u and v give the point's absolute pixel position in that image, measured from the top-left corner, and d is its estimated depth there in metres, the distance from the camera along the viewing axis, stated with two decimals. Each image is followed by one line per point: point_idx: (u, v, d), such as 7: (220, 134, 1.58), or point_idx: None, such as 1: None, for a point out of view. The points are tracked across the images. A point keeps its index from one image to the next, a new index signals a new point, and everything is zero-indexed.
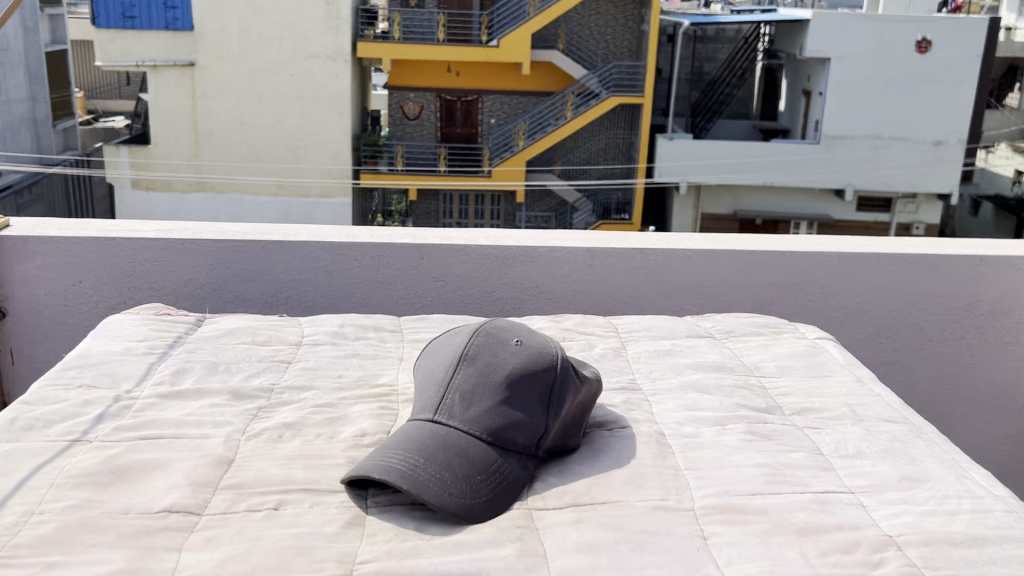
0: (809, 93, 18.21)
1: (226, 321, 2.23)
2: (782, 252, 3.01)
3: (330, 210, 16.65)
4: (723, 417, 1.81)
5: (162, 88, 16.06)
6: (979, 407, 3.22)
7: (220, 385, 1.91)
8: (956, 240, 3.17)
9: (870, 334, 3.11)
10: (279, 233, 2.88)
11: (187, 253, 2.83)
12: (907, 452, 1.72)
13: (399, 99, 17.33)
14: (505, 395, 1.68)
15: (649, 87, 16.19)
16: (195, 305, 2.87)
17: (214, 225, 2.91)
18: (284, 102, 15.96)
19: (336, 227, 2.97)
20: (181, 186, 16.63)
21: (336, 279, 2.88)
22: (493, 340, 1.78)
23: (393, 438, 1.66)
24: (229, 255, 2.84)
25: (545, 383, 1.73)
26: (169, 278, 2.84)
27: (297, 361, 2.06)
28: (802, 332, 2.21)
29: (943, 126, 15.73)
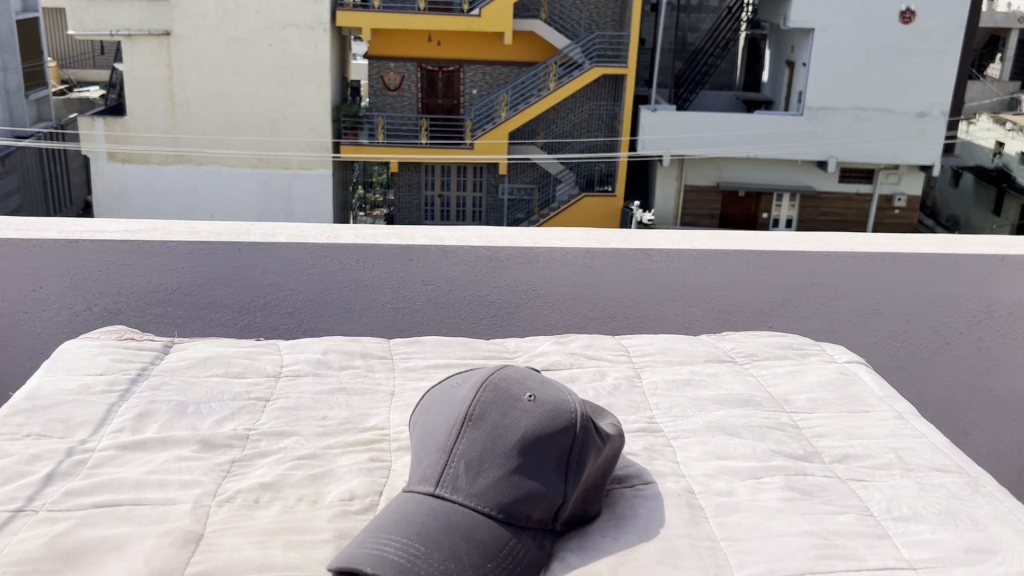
0: (792, 65, 18.03)
1: (196, 347, 2.09)
2: (794, 252, 2.83)
3: (311, 181, 16.38)
4: (757, 468, 1.74)
5: (137, 58, 15.65)
6: (996, 412, 3.07)
7: (187, 434, 1.75)
8: (975, 239, 2.99)
9: (883, 338, 2.95)
10: (255, 235, 2.67)
11: (155, 256, 2.61)
12: (967, 512, 1.61)
13: (379, 69, 17.01)
14: (517, 464, 1.53)
15: (632, 57, 15.75)
16: (166, 312, 2.66)
17: (185, 225, 2.70)
18: (262, 72, 15.61)
19: (318, 227, 2.76)
20: (159, 158, 16.34)
21: (318, 285, 2.69)
22: (503, 396, 1.62)
23: (390, 513, 1.51)
24: (202, 260, 2.63)
25: (561, 445, 1.58)
26: (137, 283, 2.62)
27: (275, 399, 1.91)
28: (829, 353, 2.17)
29: (927, 98, 15.58)
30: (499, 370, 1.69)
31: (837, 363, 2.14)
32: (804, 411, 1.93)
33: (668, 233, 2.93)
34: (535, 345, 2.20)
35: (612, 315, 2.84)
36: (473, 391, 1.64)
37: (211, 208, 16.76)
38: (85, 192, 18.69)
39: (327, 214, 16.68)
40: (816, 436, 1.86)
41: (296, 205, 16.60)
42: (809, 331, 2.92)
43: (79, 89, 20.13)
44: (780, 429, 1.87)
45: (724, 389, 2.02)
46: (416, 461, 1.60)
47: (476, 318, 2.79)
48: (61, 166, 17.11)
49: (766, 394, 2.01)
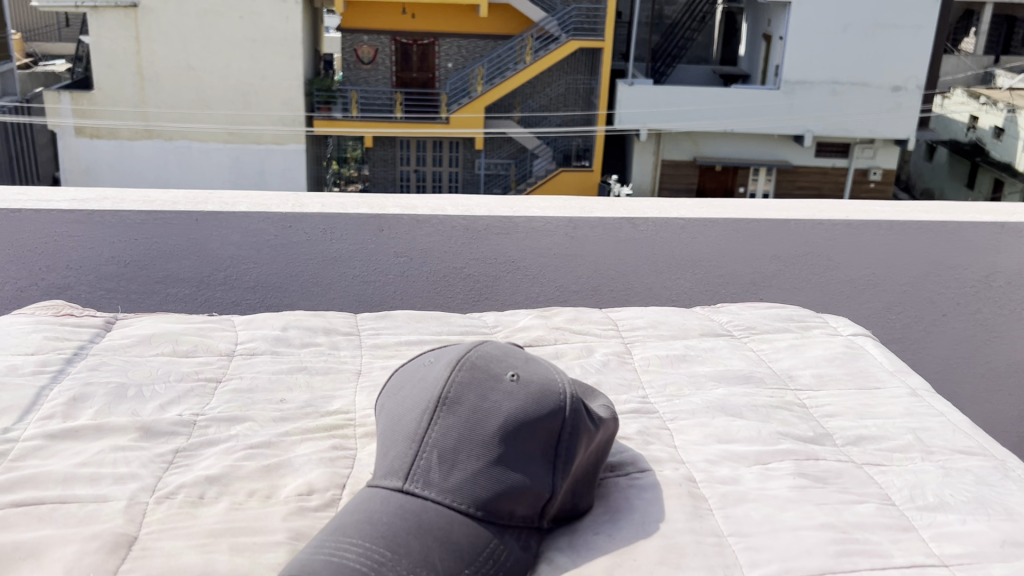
0: (769, 38, 17.91)
1: (139, 325, 1.94)
2: (786, 220, 2.69)
3: (284, 156, 16.13)
4: (764, 454, 1.62)
5: (103, 30, 15.22)
6: (994, 386, 2.96)
7: (126, 420, 1.59)
8: (975, 206, 2.87)
9: (879, 308, 2.82)
10: (214, 203, 2.50)
11: (105, 227, 2.43)
12: (1000, 502, 1.49)
13: (353, 42, 16.72)
14: (498, 453, 1.39)
15: (609, 30, 15.55)
16: (119, 286, 2.49)
17: (139, 193, 2.52)
18: (232, 45, 15.28)
19: (282, 195, 2.59)
20: (128, 134, 15.98)
21: (282, 257, 2.52)
22: (483, 377, 1.48)
23: (355, 511, 1.37)
24: (155, 230, 2.45)
25: (547, 431, 1.45)
26: (86, 256, 2.44)
27: (227, 381, 1.77)
28: (836, 329, 2.04)
29: (903, 71, 15.50)
30: (478, 347, 1.55)
31: (844, 336, 2.04)
32: (810, 389, 1.83)
33: (655, 201, 2.78)
34: (517, 320, 2.08)
35: (595, 286, 2.70)
36: (450, 370, 1.50)
37: (183, 184, 16.46)
38: (52, 168, 18.30)
39: (301, 189, 16.44)
40: (826, 416, 1.76)
41: (269, 180, 16.36)
42: (801, 303, 2.79)
43: (44, 63, 19.66)
44: (786, 409, 1.76)
45: (722, 365, 1.91)
46: (382, 452, 1.46)
47: (452, 290, 2.63)
48: (28, 141, 16.71)
49: (768, 370, 1.91)
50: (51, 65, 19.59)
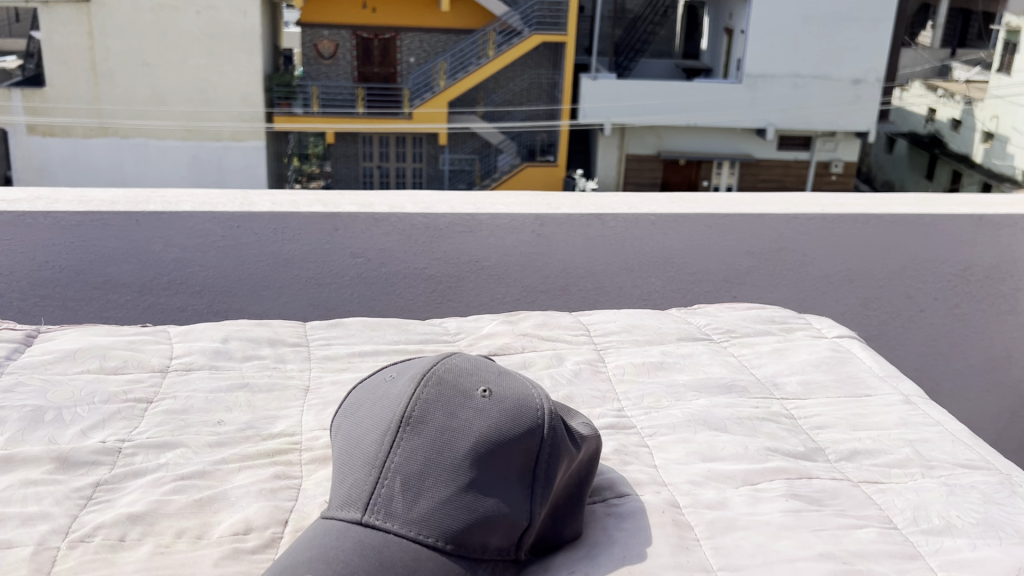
0: (730, 31, 17.95)
1: (63, 339, 1.79)
2: (760, 214, 2.59)
3: (244, 153, 15.94)
4: (751, 473, 1.51)
5: (55, 26, 14.83)
6: (972, 382, 2.89)
7: (41, 449, 1.44)
8: (951, 199, 2.79)
9: (856, 305, 2.72)
10: (156, 203, 2.34)
11: (36, 229, 2.26)
12: (1009, 521, 1.39)
13: (312, 37, 16.50)
14: (469, 478, 1.30)
15: (572, 24, 15.39)
16: (54, 293, 2.32)
17: (75, 192, 2.35)
18: (189, 41, 15.02)
19: (230, 194, 2.44)
20: (82, 131, 15.66)
21: (230, 259, 2.37)
22: (450, 394, 1.39)
23: (310, 543, 1.26)
24: (93, 231, 2.29)
25: (521, 452, 1.35)
26: (15, 260, 2.27)
27: (159, 401, 1.63)
28: (817, 334, 1.96)
29: (862, 64, 15.55)
30: (446, 362, 1.46)
31: (829, 339, 1.96)
32: (797, 398, 1.74)
33: (625, 196, 2.67)
34: (479, 326, 1.97)
35: (563, 288, 2.58)
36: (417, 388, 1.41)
37: (140, 181, 16.19)
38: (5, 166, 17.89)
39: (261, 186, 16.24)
40: (816, 428, 1.66)
41: (228, 177, 16.18)
42: (776, 303, 2.69)
43: None
44: (774, 421, 1.67)
45: (703, 373, 1.81)
46: (338, 478, 1.35)
47: (412, 293, 2.50)
48: None
49: (751, 377, 1.81)
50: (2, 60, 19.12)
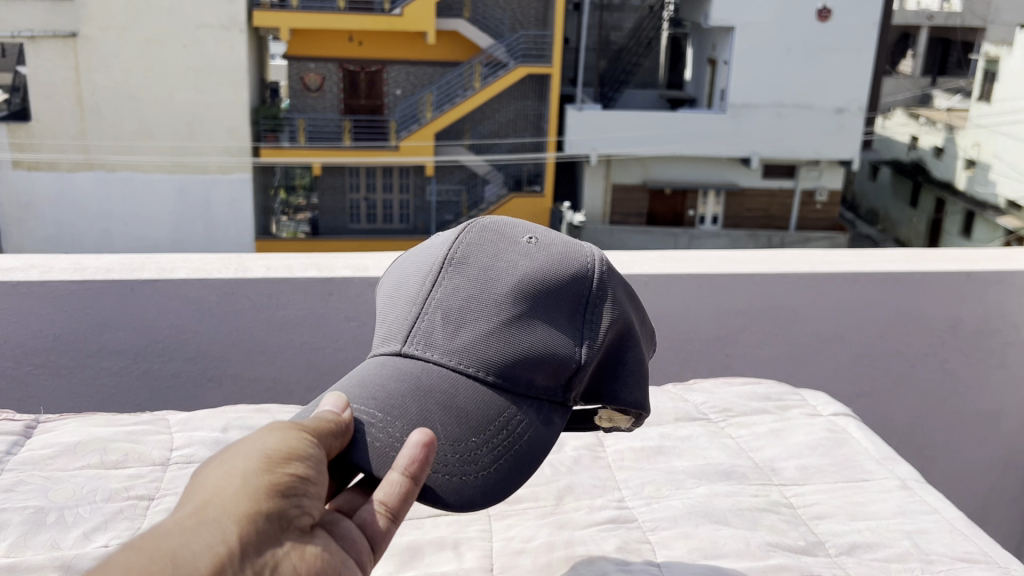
0: (713, 62, 18.16)
1: (63, 433, 1.87)
2: (749, 274, 2.61)
3: (229, 187, 16.05)
4: (757, 565, 1.60)
5: (40, 61, 15.11)
6: (962, 436, 2.88)
7: (46, 555, 1.51)
8: (938, 256, 2.81)
9: (844, 362, 2.75)
10: (152, 269, 2.39)
11: (30, 299, 2.28)
12: None
13: (299, 70, 16.57)
14: (514, 313, 1.51)
15: (557, 57, 15.65)
16: (49, 362, 2.35)
17: (70, 260, 2.40)
18: (175, 74, 15.21)
19: (226, 259, 2.49)
20: (68, 166, 15.78)
21: (225, 325, 2.42)
22: (498, 242, 1.63)
23: (365, 375, 1.48)
24: (89, 298, 2.33)
25: (570, 300, 1.57)
26: (11, 329, 2.30)
27: (160, 497, 1.70)
28: (810, 415, 2.09)
29: None
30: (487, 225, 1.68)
31: (825, 417, 2.09)
32: (795, 484, 1.85)
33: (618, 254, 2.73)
34: None
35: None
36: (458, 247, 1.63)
37: (126, 216, 16.29)
38: None
39: (246, 220, 16.38)
40: (814, 517, 1.76)
41: (214, 212, 16.28)
42: (768, 360, 2.72)
43: None
44: (774, 511, 1.75)
45: (702, 458, 1.93)
46: (392, 313, 1.58)
47: None
48: None
49: (749, 463, 1.93)
50: None
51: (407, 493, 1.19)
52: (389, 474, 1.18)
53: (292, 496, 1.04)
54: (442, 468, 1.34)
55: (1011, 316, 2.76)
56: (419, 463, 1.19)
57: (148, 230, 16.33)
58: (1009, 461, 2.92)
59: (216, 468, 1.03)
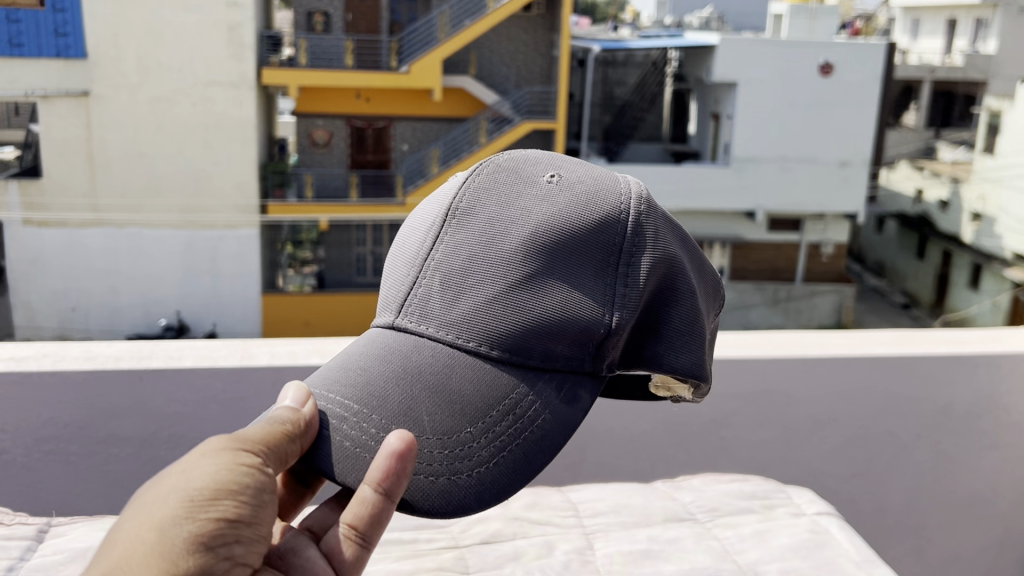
0: (717, 117, 18.37)
1: (72, 537, 2.02)
2: (743, 359, 2.70)
3: (236, 242, 16.31)
4: None
5: (54, 118, 15.37)
6: (959, 515, 2.85)
7: None
8: (928, 339, 2.89)
9: (839, 444, 2.79)
10: (160, 357, 2.53)
11: (43, 388, 2.43)
12: None
13: (308, 126, 16.88)
14: (525, 272, 1.55)
15: (561, 114, 16.22)
16: (59, 449, 2.47)
17: (84, 350, 2.54)
18: (185, 130, 15.66)
19: (233, 346, 2.61)
20: (76, 222, 16.04)
21: (231, 414, 2.51)
22: (513, 186, 1.66)
23: (361, 352, 1.57)
24: (98, 386, 2.46)
25: (602, 248, 1.59)
26: (23, 417, 2.43)
27: None
28: (801, 521, 2.14)
29: None
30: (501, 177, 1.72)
31: (808, 517, 2.15)
32: None
33: None
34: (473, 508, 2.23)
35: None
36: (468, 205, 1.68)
37: (133, 271, 16.51)
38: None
39: (253, 274, 16.60)
40: None
41: (221, 266, 16.52)
42: (764, 442, 2.77)
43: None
44: None
45: (688, 562, 1.98)
46: (395, 276, 1.65)
47: None
48: None
49: (734, 565, 1.97)
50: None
51: (377, 512, 1.26)
52: (361, 491, 1.25)
53: (221, 547, 1.09)
54: (424, 467, 1.38)
55: (1000, 398, 2.81)
56: (392, 478, 1.25)
57: (156, 285, 16.54)
58: (1008, 541, 2.88)
59: (142, 513, 1.09)
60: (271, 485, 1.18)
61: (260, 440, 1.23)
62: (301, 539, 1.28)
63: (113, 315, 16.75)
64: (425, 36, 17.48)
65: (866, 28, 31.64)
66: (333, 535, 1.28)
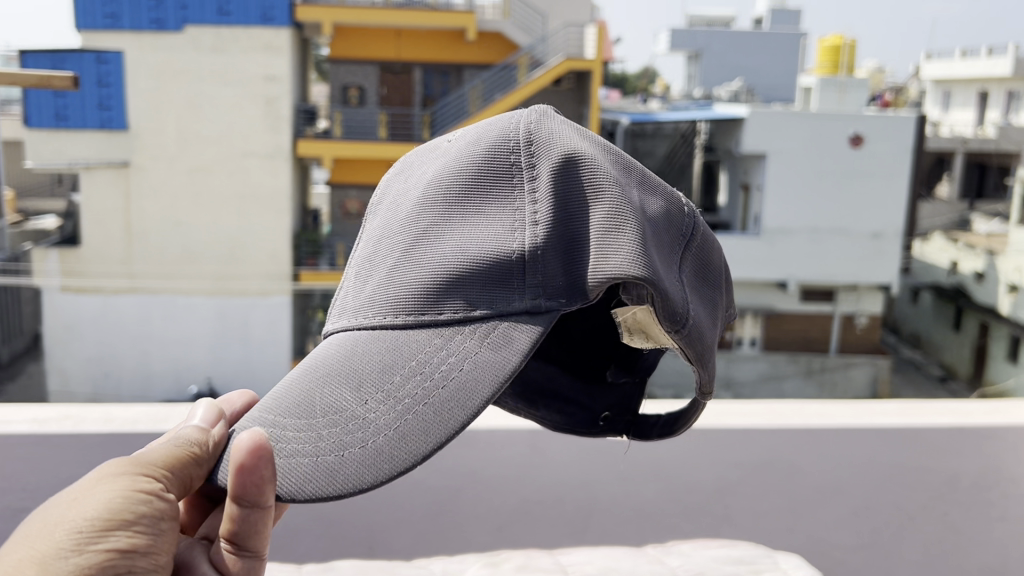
0: (746, 188, 18.44)
1: None
2: (744, 428, 2.70)
3: (267, 309, 16.69)
4: None
5: (94, 189, 16.25)
6: None
7: None
8: (934, 410, 2.89)
9: (844, 515, 2.74)
10: (174, 419, 2.56)
11: (62, 450, 2.47)
12: None
13: (340, 198, 17.66)
14: (410, 234, 1.33)
15: None
16: None
17: (102, 413, 2.59)
18: (222, 201, 16.33)
19: None
20: (111, 289, 16.59)
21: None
22: (411, 171, 1.48)
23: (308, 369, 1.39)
24: (113, 449, 2.48)
25: (486, 181, 1.32)
26: (41, 477, 2.46)
27: None
28: None
29: None
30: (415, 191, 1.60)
31: None
32: None
33: None
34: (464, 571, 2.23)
35: (558, 497, 2.65)
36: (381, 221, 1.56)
37: (166, 338, 16.84)
38: (37, 324, 18.73)
39: (283, 341, 16.87)
40: None
41: (252, 332, 16.85)
42: (768, 512, 2.73)
43: (35, 219, 20.50)
44: None
45: None
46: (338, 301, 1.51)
47: (408, 503, 2.59)
48: (13, 298, 17.42)
49: None
50: (40, 222, 20.34)
51: (250, 525, 1.17)
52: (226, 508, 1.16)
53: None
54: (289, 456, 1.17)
55: (1008, 470, 2.77)
56: (249, 485, 1.13)
57: (186, 351, 16.85)
58: None
59: (32, 543, 1.09)
60: (172, 510, 1.16)
61: (157, 462, 1.19)
62: (195, 550, 1.23)
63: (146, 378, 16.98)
64: (456, 110, 17.99)
65: (897, 101, 31.86)
66: (217, 552, 1.21)
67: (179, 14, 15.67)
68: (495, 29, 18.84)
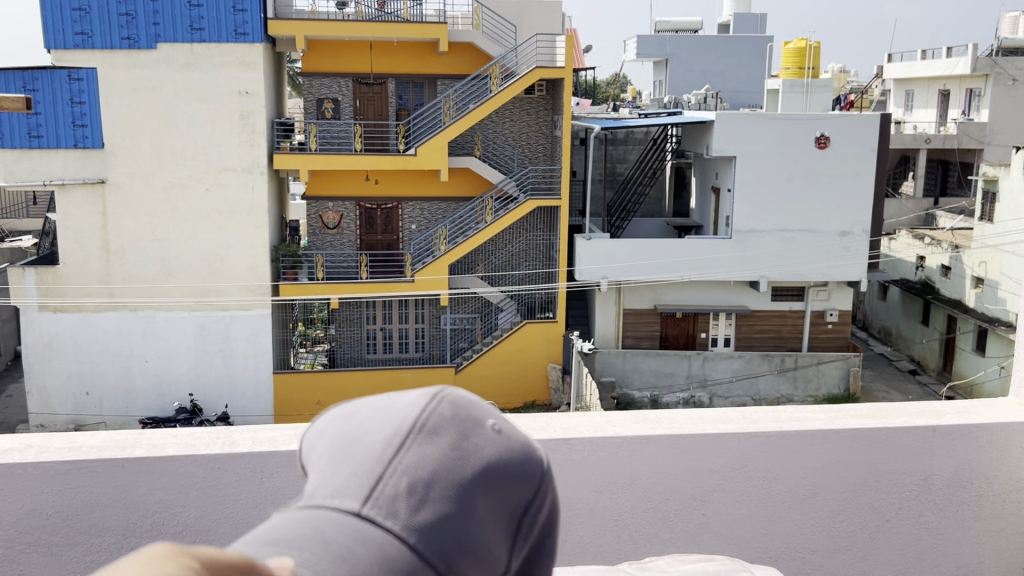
0: (716, 190, 18.92)
1: None
2: (716, 434, 2.93)
3: (247, 321, 18.01)
4: None
5: (70, 207, 17.56)
6: (932, 566, 3.07)
7: None
8: (909, 411, 3.15)
9: (819, 520, 3.01)
10: (142, 446, 2.66)
11: (24, 480, 2.58)
12: None
13: (319, 210, 19.22)
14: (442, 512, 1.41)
15: (563, 190, 18.25)
16: (40, 540, 2.60)
17: (66, 439, 2.69)
18: (199, 215, 17.62)
19: (210, 433, 2.77)
20: (91, 306, 17.82)
21: (210, 498, 2.65)
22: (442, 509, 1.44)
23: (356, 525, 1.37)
24: (83, 479, 2.60)
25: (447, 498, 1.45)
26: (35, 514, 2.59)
27: None
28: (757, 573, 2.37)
29: (817, 217, 17.88)
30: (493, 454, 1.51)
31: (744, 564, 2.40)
32: None
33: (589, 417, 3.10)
34: None
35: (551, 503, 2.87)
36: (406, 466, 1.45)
37: (147, 352, 17.88)
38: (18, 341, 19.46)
39: (265, 354, 18.09)
40: None
41: (234, 347, 18.01)
42: (743, 518, 2.99)
43: (11, 239, 20.67)
44: None
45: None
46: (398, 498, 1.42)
47: None
48: None
49: None
50: (19, 242, 20.67)
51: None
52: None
53: None
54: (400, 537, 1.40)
55: (976, 469, 3.06)
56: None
57: (167, 368, 17.97)
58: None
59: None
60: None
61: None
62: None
63: (128, 396, 17.90)
64: (431, 119, 18.70)
65: (861, 104, 32.69)
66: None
67: (152, 31, 16.94)
68: (467, 40, 19.12)
